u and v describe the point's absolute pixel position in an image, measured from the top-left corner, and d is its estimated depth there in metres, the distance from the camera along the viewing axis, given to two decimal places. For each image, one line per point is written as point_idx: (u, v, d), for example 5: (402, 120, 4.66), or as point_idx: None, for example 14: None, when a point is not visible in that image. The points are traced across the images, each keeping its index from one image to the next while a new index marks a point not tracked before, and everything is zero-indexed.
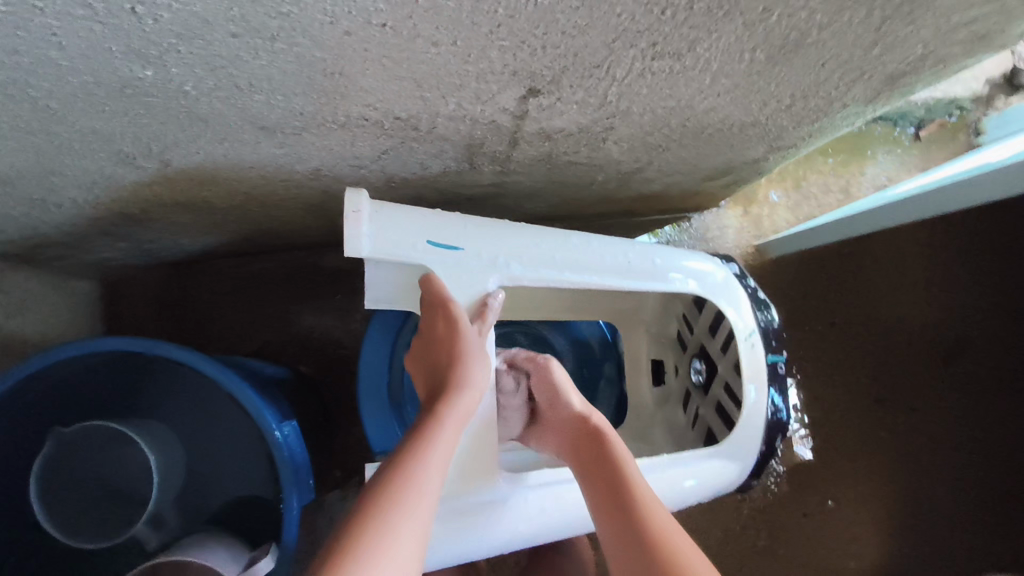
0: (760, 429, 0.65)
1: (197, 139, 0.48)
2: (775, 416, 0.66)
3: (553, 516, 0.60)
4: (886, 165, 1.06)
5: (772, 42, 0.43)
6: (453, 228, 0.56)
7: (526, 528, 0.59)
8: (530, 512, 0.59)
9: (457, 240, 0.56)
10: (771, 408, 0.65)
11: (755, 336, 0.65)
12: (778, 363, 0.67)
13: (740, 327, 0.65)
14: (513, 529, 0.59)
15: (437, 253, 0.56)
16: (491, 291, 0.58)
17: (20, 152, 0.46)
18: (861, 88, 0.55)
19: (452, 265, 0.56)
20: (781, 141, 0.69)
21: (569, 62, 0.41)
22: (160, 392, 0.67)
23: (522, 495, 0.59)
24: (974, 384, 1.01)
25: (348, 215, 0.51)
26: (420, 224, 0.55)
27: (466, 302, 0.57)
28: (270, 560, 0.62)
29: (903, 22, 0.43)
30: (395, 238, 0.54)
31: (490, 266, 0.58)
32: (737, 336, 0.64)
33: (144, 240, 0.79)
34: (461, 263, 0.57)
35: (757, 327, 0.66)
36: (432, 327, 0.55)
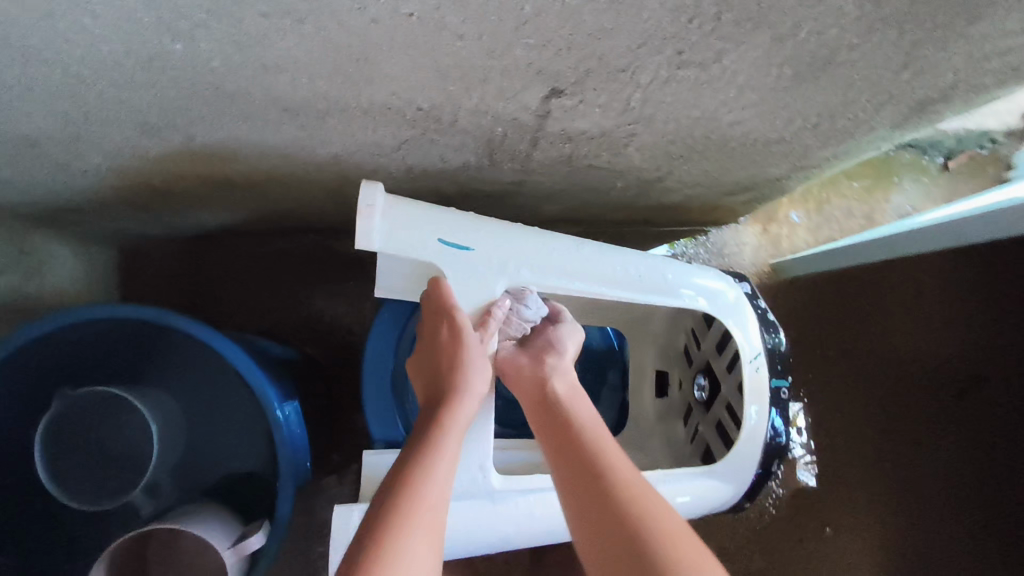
0: (758, 451, 0.64)
1: (222, 115, 0.48)
2: (773, 440, 0.65)
3: (543, 521, 0.59)
4: (912, 193, 1.05)
5: (801, 59, 0.42)
6: (463, 229, 0.56)
7: (514, 531, 0.58)
8: (520, 517, 0.58)
9: (467, 241, 0.56)
10: (771, 431, 0.65)
11: (760, 360, 0.65)
12: (782, 388, 0.66)
13: (746, 348, 0.64)
14: (501, 530, 0.58)
15: (446, 253, 0.55)
16: (498, 295, 0.58)
17: (49, 115, 0.47)
18: (889, 112, 0.54)
19: (461, 266, 0.56)
20: (805, 161, 0.68)
21: (594, 64, 0.41)
22: (166, 362, 0.68)
23: (512, 500, 0.57)
24: (984, 421, 0.99)
25: (361, 209, 0.52)
26: (431, 223, 0.55)
27: (471, 306, 0.57)
28: (261, 535, 0.62)
29: (935, 48, 0.43)
30: (407, 233, 0.54)
31: (499, 270, 0.57)
32: (741, 358, 0.64)
33: (165, 212, 0.80)
34: (469, 265, 0.56)
35: (764, 351, 0.65)
36: (436, 334, 0.56)
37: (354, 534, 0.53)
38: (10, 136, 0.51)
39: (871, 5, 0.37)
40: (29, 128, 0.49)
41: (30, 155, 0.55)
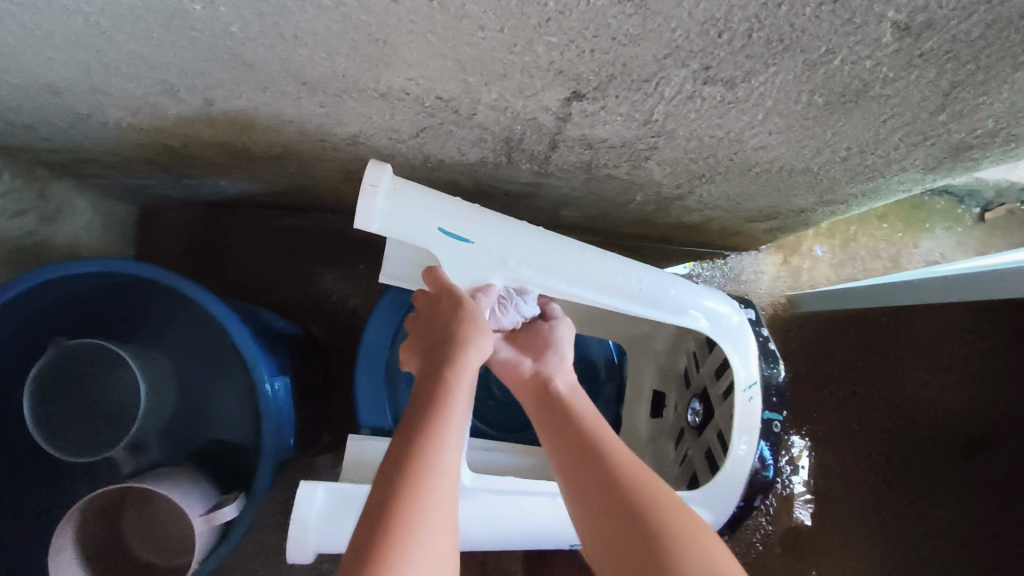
0: (742, 481, 0.62)
1: (240, 83, 0.48)
2: (762, 471, 0.63)
3: (513, 522, 0.58)
4: (942, 241, 1.02)
5: (832, 88, 0.41)
6: (468, 219, 0.55)
7: (481, 529, 0.57)
8: (488, 516, 0.57)
9: (470, 233, 0.55)
10: (759, 462, 0.63)
11: (754, 389, 0.63)
12: (775, 421, 0.64)
13: (741, 376, 0.63)
14: (469, 527, 0.57)
15: (447, 242, 0.55)
16: (492, 283, 0.57)
17: (70, 64, 0.47)
18: (922, 154, 0.52)
19: (459, 257, 0.55)
20: (831, 195, 0.66)
21: (616, 71, 0.40)
22: (168, 325, 0.69)
23: (485, 497, 0.56)
24: (988, 482, 0.97)
25: (365, 187, 0.51)
26: (436, 210, 0.54)
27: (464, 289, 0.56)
28: (234, 507, 0.60)
29: (975, 92, 0.41)
30: (410, 218, 0.53)
31: (498, 266, 0.56)
32: (735, 385, 0.62)
33: (184, 174, 0.81)
34: (468, 256, 0.56)
35: (759, 380, 0.64)
36: (437, 309, 0.54)
37: (317, 506, 0.53)
38: (32, 81, 0.51)
39: (910, 39, 0.35)
40: (50, 75, 0.49)
41: (52, 102, 0.55)
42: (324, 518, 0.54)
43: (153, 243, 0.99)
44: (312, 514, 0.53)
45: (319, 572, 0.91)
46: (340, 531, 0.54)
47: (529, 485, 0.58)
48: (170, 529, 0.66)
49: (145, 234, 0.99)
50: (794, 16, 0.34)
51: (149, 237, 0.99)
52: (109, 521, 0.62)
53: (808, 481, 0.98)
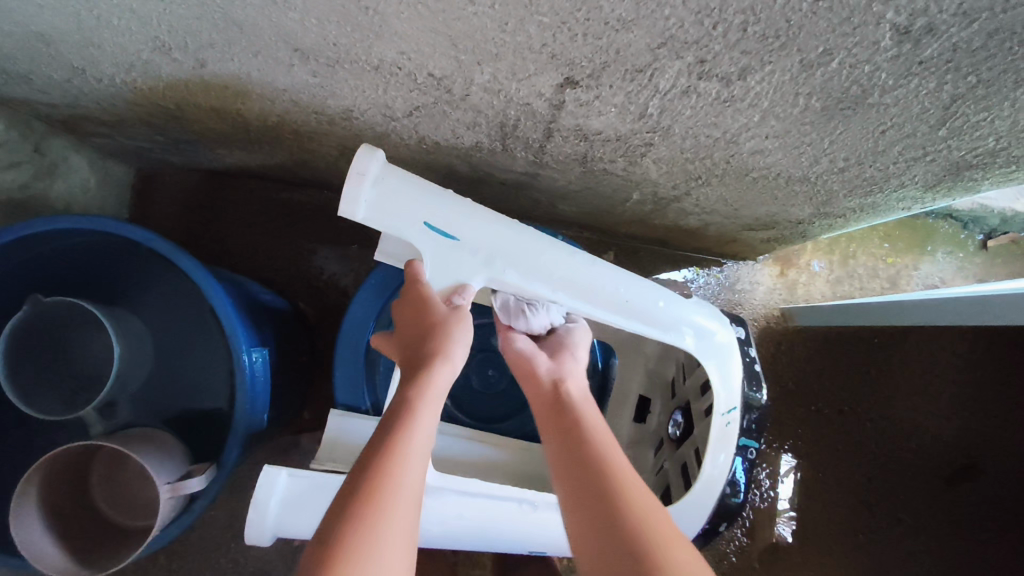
0: (711, 503, 0.61)
1: (232, 45, 0.47)
2: (732, 496, 0.63)
3: (470, 525, 0.57)
4: (942, 266, 1.01)
5: (830, 93, 0.40)
6: (455, 217, 0.54)
7: (438, 530, 0.56)
8: (447, 516, 0.56)
9: (457, 229, 0.54)
10: (730, 484, 0.62)
11: (733, 414, 0.62)
12: (750, 447, 0.63)
13: (722, 400, 0.61)
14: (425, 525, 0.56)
15: (431, 237, 0.54)
16: (471, 283, 0.56)
17: (61, 12, 0.46)
18: (921, 171, 0.51)
19: (444, 254, 0.55)
20: (828, 207, 0.65)
21: (609, 59, 0.39)
22: (153, 290, 0.70)
23: (449, 497, 0.55)
24: (968, 510, 0.96)
25: (352, 174, 0.50)
26: (423, 203, 0.53)
27: (442, 282, 0.55)
28: (202, 479, 0.58)
29: (976, 107, 0.40)
30: (394, 210, 0.52)
31: (482, 265, 0.56)
32: (714, 408, 0.61)
33: (181, 140, 0.80)
34: (452, 253, 0.55)
35: (740, 405, 0.62)
36: (422, 319, 0.52)
37: (279, 490, 0.52)
38: (23, 28, 0.50)
39: (909, 44, 0.34)
40: (41, 22, 0.48)
41: (44, 51, 0.55)
42: (283, 502, 0.53)
43: (149, 206, 0.99)
44: (272, 498, 0.52)
45: (290, 550, 0.91)
46: (299, 517, 0.53)
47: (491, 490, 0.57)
48: (139, 491, 0.65)
49: (142, 197, 0.99)
50: (791, 11, 0.33)
51: (145, 201, 0.99)
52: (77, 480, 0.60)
53: (791, 499, 0.97)
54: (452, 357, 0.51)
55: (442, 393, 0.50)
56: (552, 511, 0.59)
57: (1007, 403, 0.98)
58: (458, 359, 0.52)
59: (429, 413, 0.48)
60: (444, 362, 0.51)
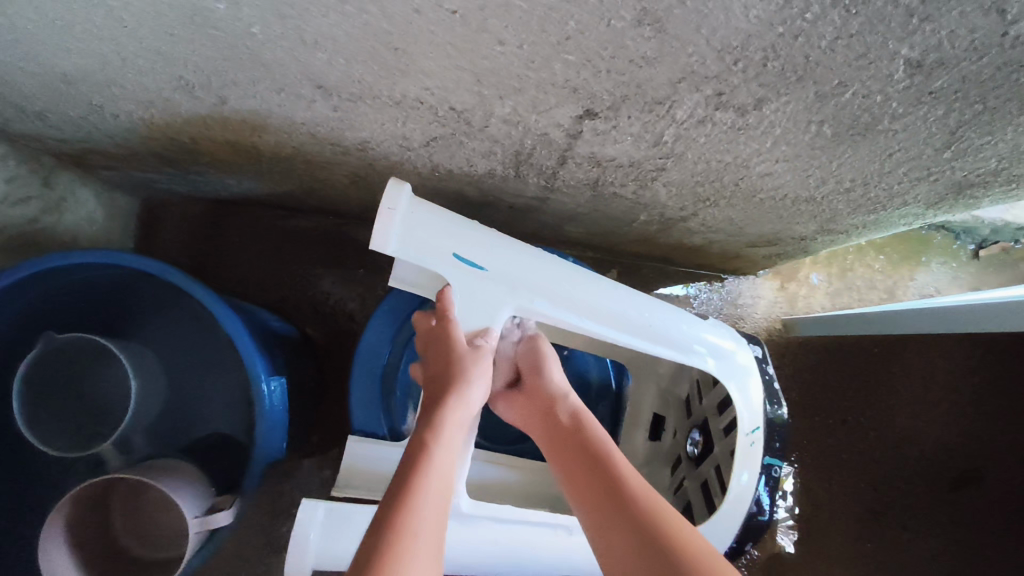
0: (738, 521, 0.62)
1: (257, 83, 0.48)
2: (757, 513, 0.63)
3: (502, 548, 0.57)
4: (937, 276, 1.03)
5: (841, 119, 0.41)
6: (481, 248, 0.55)
7: (473, 555, 0.57)
8: (480, 543, 0.56)
9: (483, 260, 0.55)
10: (755, 502, 0.63)
11: (757, 434, 0.62)
12: (775, 466, 0.64)
13: (745, 421, 0.62)
14: (460, 551, 0.56)
15: (459, 269, 0.55)
16: (500, 315, 0.57)
17: (88, 55, 0.47)
18: (925, 190, 0.53)
19: (472, 286, 0.56)
20: (832, 224, 0.67)
21: (630, 92, 0.41)
22: (162, 325, 0.69)
23: (484, 524, 0.56)
24: (973, 516, 0.98)
25: (383, 209, 0.52)
26: (449, 236, 0.54)
27: (470, 318, 0.56)
28: (230, 514, 0.58)
29: (980, 132, 0.42)
30: (423, 243, 0.54)
31: (509, 295, 0.57)
32: (738, 428, 0.62)
33: (191, 171, 0.81)
34: (480, 283, 0.56)
35: (763, 424, 0.63)
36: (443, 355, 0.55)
37: (317, 527, 0.53)
38: (46, 69, 0.51)
39: (921, 76, 0.36)
40: (65, 63, 0.49)
41: (64, 90, 0.55)
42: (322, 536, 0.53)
43: (155, 235, 1.00)
44: (311, 532, 0.53)
45: None
46: (339, 547, 0.53)
47: (525, 516, 0.57)
48: (157, 523, 0.65)
49: (147, 226, 1.00)
50: (809, 48, 0.34)
51: (151, 230, 1.00)
52: (98, 513, 0.60)
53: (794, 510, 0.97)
54: (467, 394, 0.54)
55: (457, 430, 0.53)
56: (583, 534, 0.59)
57: (1004, 409, 1.00)
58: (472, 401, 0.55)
59: (449, 443, 0.51)
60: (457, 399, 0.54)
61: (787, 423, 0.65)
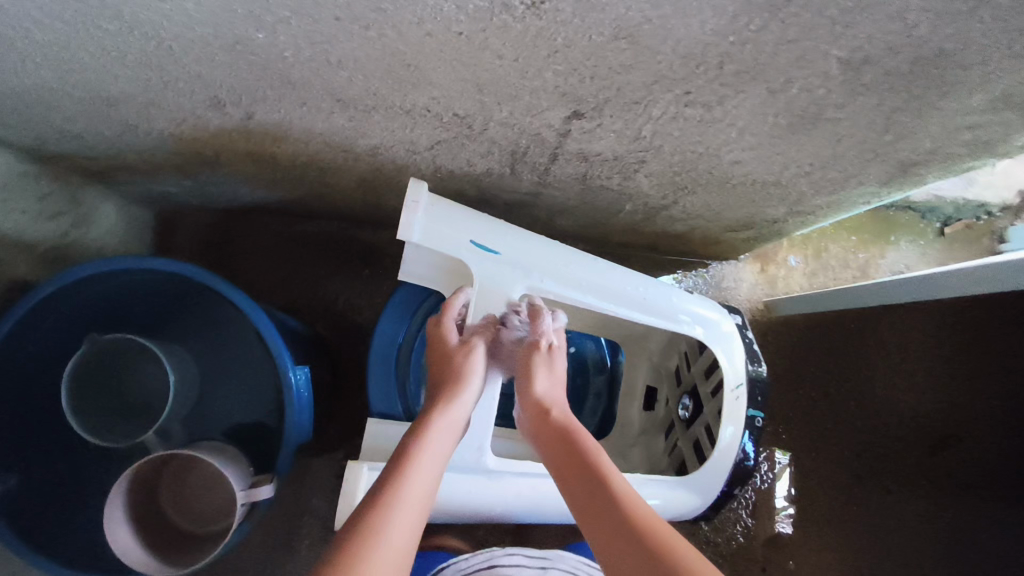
0: (726, 470, 0.70)
1: (282, 99, 0.55)
2: (743, 462, 0.70)
3: (526, 498, 0.66)
4: (907, 253, 1.10)
5: (793, 111, 0.48)
6: (494, 235, 0.63)
7: (500, 505, 0.66)
8: (506, 495, 0.65)
9: (495, 245, 0.63)
10: (741, 453, 0.70)
11: (741, 389, 0.69)
12: (757, 417, 0.70)
13: (730, 375, 0.69)
14: (489, 501, 0.65)
15: (476, 254, 0.62)
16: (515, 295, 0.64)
17: (133, 80, 0.53)
18: (874, 169, 0.60)
19: (488, 268, 0.63)
20: (800, 205, 0.74)
21: (611, 94, 0.48)
22: (191, 324, 0.76)
23: (508, 477, 0.65)
24: (953, 477, 1.02)
25: (408, 203, 0.59)
26: (465, 226, 0.62)
27: (487, 298, 0.63)
28: (271, 487, 0.64)
29: (912, 116, 0.48)
30: (443, 232, 0.61)
31: (520, 275, 0.64)
32: (724, 384, 0.69)
33: (208, 182, 0.87)
34: (495, 266, 0.63)
35: (745, 380, 0.70)
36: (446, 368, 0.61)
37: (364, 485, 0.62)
38: (91, 93, 0.57)
39: (853, 72, 0.43)
40: (110, 87, 0.55)
41: (104, 111, 0.61)
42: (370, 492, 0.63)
43: (172, 245, 1.06)
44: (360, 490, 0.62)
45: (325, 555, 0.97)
46: None
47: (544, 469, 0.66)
48: (200, 503, 0.70)
49: (164, 236, 1.06)
50: (758, 52, 0.41)
51: (167, 240, 1.06)
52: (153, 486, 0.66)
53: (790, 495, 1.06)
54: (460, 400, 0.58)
55: (450, 429, 0.57)
56: None
57: (980, 373, 1.02)
58: (467, 404, 0.59)
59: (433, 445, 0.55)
60: (451, 401, 0.58)
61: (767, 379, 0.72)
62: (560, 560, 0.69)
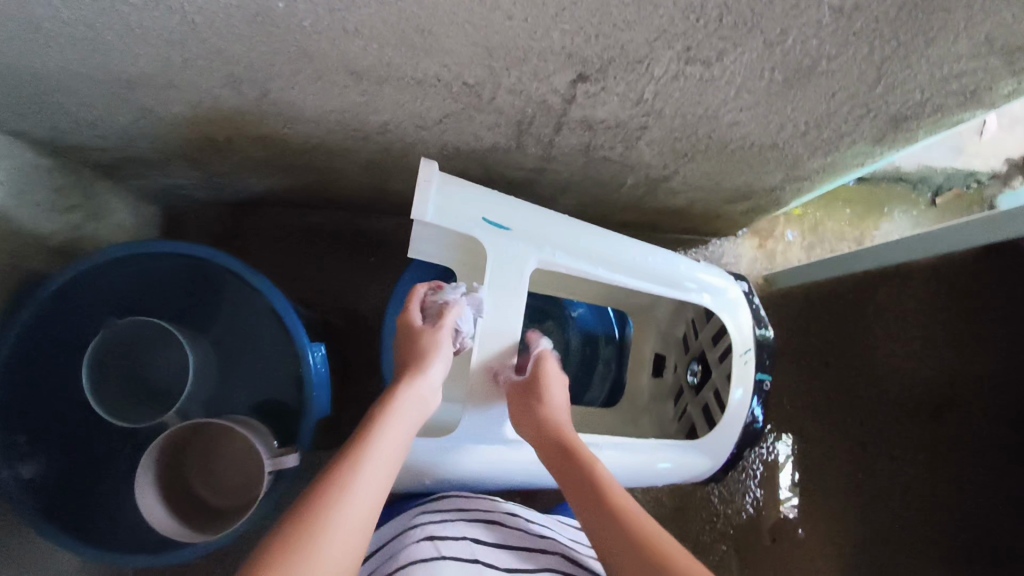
0: (737, 432, 0.72)
1: (298, 74, 0.57)
2: (752, 424, 0.72)
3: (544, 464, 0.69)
4: (901, 224, 1.13)
5: (789, 65, 0.51)
6: (504, 211, 0.64)
7: (518, 471, 0.68)
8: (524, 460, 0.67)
9: (506, 221, 0.64)
10: (751, 415, 0.72)
11: (749, 354, 0.71)
12: (765, 380, 0.73)
13: (738, 342, 0.71)
14: (508, 469, 0.68)
15: (487, 230, 0.63)
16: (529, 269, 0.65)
17: (154, 59, 0.55)
18: (868, 126, 0.62)
19: (501, 243, 0.64)
20: (796, 170, 0.76)
21: (615, 53, 0.50)
22: (208, 309, 0.78)
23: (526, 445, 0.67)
24: (955, 441, 1.05)
25: (420, 183, 0.60)
26: (476, 203, 0.63)
27: (504, 273, 0.64)
28: (296, 457, 0.66)
29: (901, 65, 0.51)
30: (453, 209, 0.62)
31: (531, 249, 0.65)
32: (734, 350, 0.71)
33: (218, 172, 0.89)
34: (508, 241, 0.64)
35: (753, 346, 0.72)
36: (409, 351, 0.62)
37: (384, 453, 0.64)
38: (112, 76, 0.59)
39: (844, 20, 0.45)
40: (131, 69, 0.57)
41: (122, 96, 0.63)
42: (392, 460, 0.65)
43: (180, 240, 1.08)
44: None
45: None
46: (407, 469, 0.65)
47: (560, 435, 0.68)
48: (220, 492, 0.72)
49: (172, 232, 1.08)
50: (755, 3, 0.43)
51: (176, 236, 1.08)
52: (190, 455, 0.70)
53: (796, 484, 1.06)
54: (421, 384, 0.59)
55: (408, 412, 0.58)
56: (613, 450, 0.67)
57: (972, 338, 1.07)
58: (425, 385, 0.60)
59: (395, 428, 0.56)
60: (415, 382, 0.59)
61: (773, 343, 0.74)
62: (564, 531, 0.73)
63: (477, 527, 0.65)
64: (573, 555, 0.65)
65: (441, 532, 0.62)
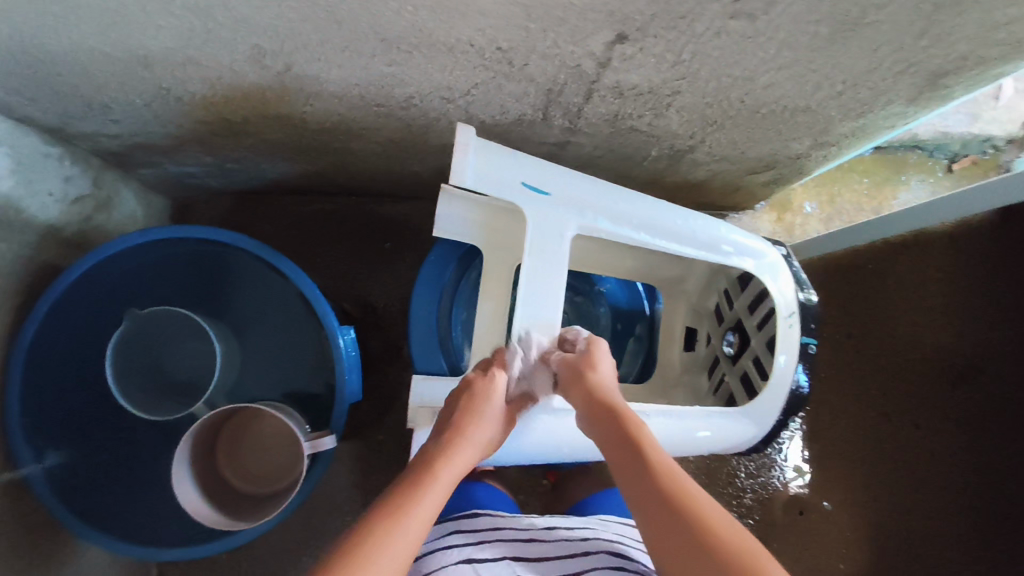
0: (780, 399, 0.70)
1: (324, 44, 0.55)
2: (796, 391, 0.71)
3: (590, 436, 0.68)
4: (918, 192, 1.13)
5: (836, 17, 0.50)
6: (542, 174, 0.63)
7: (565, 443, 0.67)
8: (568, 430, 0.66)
9: (544, 184, 0.63)
10: (795, 383, 0.70)
11: (794, 317, 0.70)
12: (810, 344, 0.71)
13: (782, 306, 0.70)
14: (555, 443, 0.67)
15: (526, 194, 0.62)
16: (569, 235, 0.64)
17: (174, 32, 0.53)
18: (906, 84, 0.61)
19: (540, 208, 0.63)
20: (826, 135, 0.75)
21: (659, 9, 0.48)
22: (228, 296, 0.76)
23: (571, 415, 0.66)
24: (982, 406, 1.01)
25: (457, 146, 0.59)
26: (514, 167, 0.62)
27: (547, 238, 0.63)
28: (333, 436, 0.65)
29: (951, 14, 0.50)
30: (490, 173, 0.61)
31: (571, 214, 0.64)
32: (778, 314, 0.70)
33: (231, 158, 0.87)
34: (547, 206, 0.63)
35: (797, 308, 0.71)
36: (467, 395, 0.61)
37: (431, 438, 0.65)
38: (129, 53, 0.57)
39: None
40: (150, 44, 0.55)
41: (138, 74, 0.61)
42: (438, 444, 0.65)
43: None
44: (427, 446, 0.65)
45: None
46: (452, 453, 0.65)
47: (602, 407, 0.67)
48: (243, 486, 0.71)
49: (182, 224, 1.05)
50: None
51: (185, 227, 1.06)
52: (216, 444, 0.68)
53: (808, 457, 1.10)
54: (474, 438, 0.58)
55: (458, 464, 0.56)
56: (658, 418, 0.66)
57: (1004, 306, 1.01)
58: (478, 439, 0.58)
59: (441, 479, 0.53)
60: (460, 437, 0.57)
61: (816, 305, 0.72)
62: (609, 527, 0.71)
63: (510, 548, 0.65)
64: (617, 551, 0.65)
65: (479, 557, 0.63)
